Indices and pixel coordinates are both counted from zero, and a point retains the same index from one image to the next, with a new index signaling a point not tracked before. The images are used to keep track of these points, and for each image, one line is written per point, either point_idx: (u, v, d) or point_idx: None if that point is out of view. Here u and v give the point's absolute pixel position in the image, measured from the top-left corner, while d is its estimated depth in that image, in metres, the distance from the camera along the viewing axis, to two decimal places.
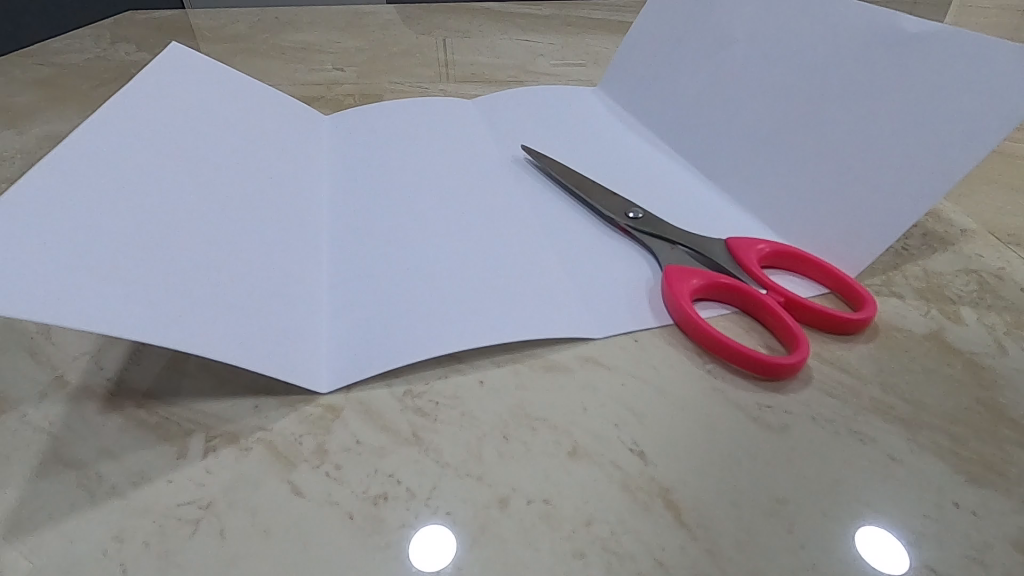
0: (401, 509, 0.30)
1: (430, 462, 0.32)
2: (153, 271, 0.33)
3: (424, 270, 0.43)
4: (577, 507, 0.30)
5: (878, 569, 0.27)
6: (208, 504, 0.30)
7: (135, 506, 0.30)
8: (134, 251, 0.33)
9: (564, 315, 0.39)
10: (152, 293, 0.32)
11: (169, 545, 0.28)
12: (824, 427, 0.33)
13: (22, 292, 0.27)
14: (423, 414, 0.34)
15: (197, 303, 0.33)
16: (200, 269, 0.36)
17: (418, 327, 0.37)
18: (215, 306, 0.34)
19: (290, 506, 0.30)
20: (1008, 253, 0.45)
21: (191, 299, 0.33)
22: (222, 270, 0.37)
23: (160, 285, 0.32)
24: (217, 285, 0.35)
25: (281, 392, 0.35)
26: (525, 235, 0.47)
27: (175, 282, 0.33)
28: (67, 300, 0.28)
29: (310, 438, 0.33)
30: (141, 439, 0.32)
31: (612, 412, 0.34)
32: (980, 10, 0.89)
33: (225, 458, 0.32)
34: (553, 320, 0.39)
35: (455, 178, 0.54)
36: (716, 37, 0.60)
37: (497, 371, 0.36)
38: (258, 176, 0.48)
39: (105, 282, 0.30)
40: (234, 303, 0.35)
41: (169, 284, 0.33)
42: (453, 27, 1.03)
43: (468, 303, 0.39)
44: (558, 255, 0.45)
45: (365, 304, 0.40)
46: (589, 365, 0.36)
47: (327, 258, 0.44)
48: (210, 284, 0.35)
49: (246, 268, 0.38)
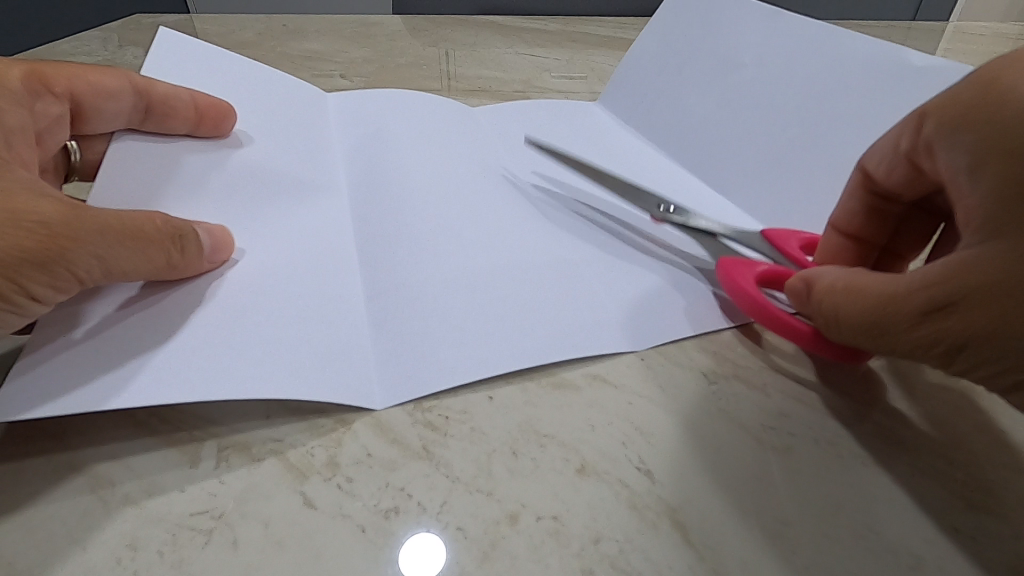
0: (412, 523, 0.30)
1: (440, 477, 0.32)
2: (195, 335, 0.35)
3: (441, 275, 0.42)
4: (585, 524, 0.30)
5: None
6: (222, 514, 0.30)
7: (149, 516, 0.30)
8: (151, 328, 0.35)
9: (597, 330, 0.39)
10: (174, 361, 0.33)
11: (183, 555, 0.29)
12: (827, 449, 0.33)
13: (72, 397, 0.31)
14: (433, 428, 0.34)
15: (240, 347, 0.35)
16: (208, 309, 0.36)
17: (449, 346, 0.37)
18: (259, 345, 0.35)
19: (302, 518, 0.30)
20: None
21: (205, 356, 0.34)
22: (229, 304, 0.37)
23: (175, 352, 0.34)
24: (254, 325, 0.36)
25: (292, 403, 0.35)
26: (552, 236, 0.46)
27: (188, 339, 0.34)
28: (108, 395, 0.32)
29: (322, 450, 0.33)
30: (153, 448, 0.33)
31: (620, 431, 0.34)
32: (973, 39, 0.91)
33: (237, 468, 0.32)
34: (587, 336, 0.39)
35: (465, 169, 0.52)
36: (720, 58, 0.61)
37: (506, 386, 0.36)
38: (262, 171, 0.46)
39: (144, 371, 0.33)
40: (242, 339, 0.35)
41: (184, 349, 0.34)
42: (459, 40, 1.05)
43: (500, 317, 0.39)
44: (586, 256, 0.44)
45: (399, 309, 0.39)
46: (597, 383, 0.37)
47: (339, 254, 0.42)
48: (250, 325, 0.36)
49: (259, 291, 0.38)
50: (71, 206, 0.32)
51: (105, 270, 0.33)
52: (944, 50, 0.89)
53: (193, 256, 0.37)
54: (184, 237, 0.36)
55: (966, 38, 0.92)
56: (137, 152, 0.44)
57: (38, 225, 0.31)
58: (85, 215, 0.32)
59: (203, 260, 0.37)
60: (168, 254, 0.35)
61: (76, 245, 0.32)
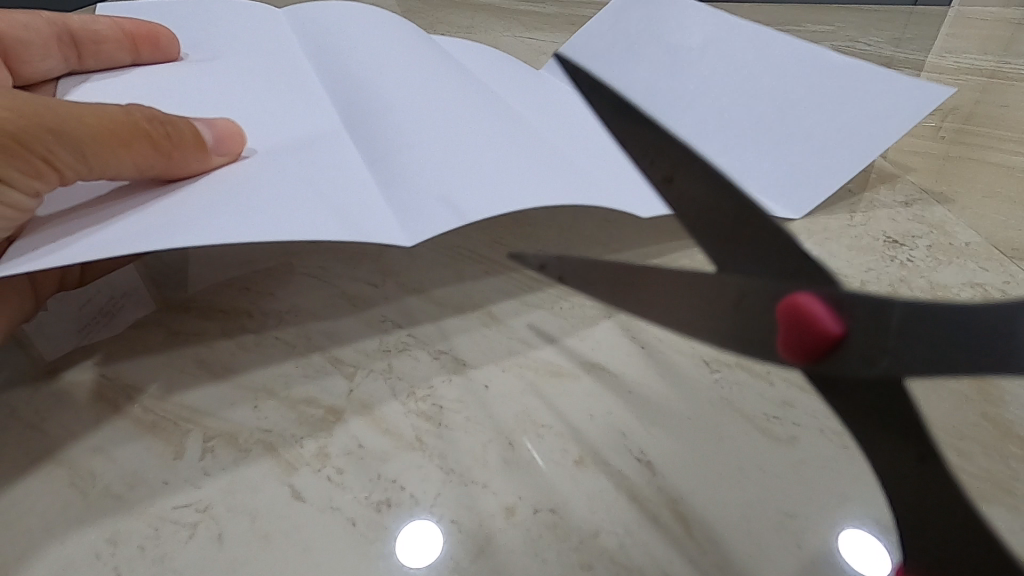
0: (404, 516, 0.29)
1: (433, 468, 0.31)
2: (238, 197, 0.34)
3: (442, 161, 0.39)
4: (583, 517, 0.29)
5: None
6: (206, 507, 0.29)
7: (131, 509, 0.29)
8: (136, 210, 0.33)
9: (625, 198, 0.40)
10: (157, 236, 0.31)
11: (165, 550, 0.28)
12: (833, 439, 0.32)
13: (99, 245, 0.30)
14: (426, 417, 0.33)
15: (272, 206, 0.33)
16: (196, 192, 0.35)
17: (478, 192, 0.37)
18: (285, 190, 0.35)
19: (291, 511, 0.29)
20: (1015, 266, 0.41)
21: (196, 220, 0.32)
22: (220, 187, 0.35)
23: (157, 220, 0.32)
24: (288, 187, 0.35)
25: (280, 392, 0.34)
26: (571, 145, 0.45)
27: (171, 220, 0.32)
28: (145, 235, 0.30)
29: (311, 441, 0.32)
30: (136, 439, 0.32)
31: (619, 420, 0.33)
32: (976, 23, 0.89)
33: (222, 459, 0.31)
34: (615, 198, 0.39)
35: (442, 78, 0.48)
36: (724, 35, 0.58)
37: (502, 374, 0.35)
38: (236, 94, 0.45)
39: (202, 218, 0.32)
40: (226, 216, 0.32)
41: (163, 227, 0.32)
42: (454, 22, 1.02)
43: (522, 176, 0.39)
44: (607, 163, 0.44)
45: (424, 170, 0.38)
46: (595, 370, 0.35)
47: (330, 153, 0.39)
48: (281, 189, 0.35)
49: (241, 182, 0.36)
50: (42, 103, 0.33)
51: (83, 159, 0.33)
52: (946, 34, 0.87)
53: (186, 145, 0.35)
54: (172, 129, 0.35)
55: (970, 22, 0.90)
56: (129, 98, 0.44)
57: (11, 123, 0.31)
58: (63, 111, 0.33)
59: (201, 153, 0.36)
60: (155, 143, 0.34)
61: (41, 134, 0.32)
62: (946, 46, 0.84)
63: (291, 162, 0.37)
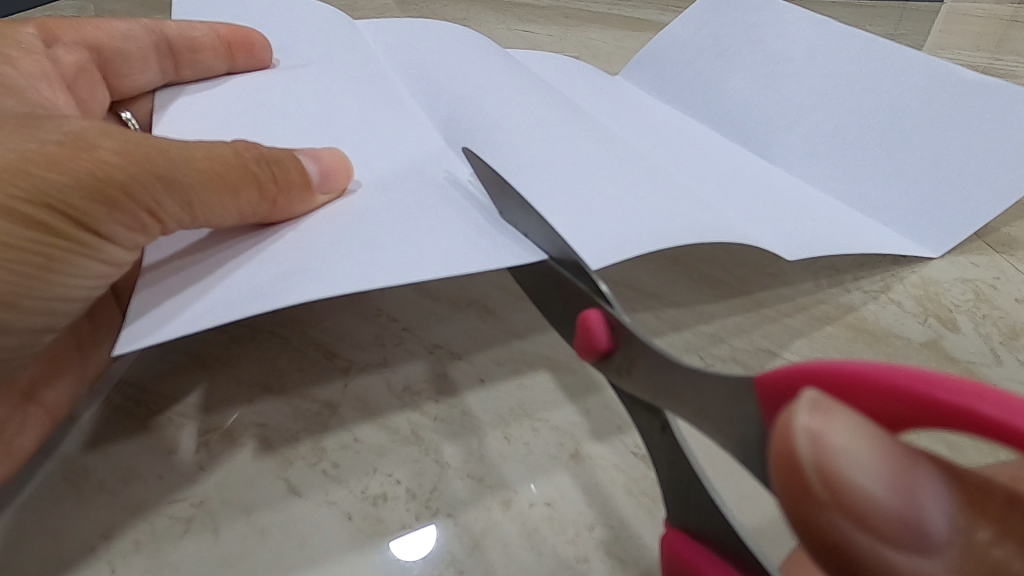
0: (401, 510, 0.29)
1: (429, 462, 0.31)
2: (323, 253, 0.29)
3: (667, 188, 0.36)
4: (580, 510, 0.29)
5: None
6: (201, 501, 0.29)
7: (124, 503, 0.29)
8: (358, 240, 0.29)
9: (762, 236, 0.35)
10: (252, 289, 0.27)
11: (160, 544, 0.28)
12: None
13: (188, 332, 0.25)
14: (422, 411, 0.33)
15: (376, 250, 0.29)
16: (317, 232, 0.30)
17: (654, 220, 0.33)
18: (388, 237, 0.29)
19: (287, 505, 0.29)
20: (1003, 261, 0.42)
21: (279, 269, 0.28)
22: (337, 228, 0.30)
23: (277, 267, 0.28)
24: (376, 229, 0.30)
25: (275, 386, 0.34)
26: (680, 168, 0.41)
27: (265, 266, 0.28)
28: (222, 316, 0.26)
29: (307, 435, 0.32)
30: (130, 433, 0.31)
31: (616, 414, 0.33)
32: (969, 19, 0.89)
33: (217, 453, 0.31)
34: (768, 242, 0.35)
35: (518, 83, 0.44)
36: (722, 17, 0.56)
37: (498, 369, 0.35)
38: (291, 96, 0.41)
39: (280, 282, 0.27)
40: (321, 261, 0.28)
41: (253, 278, 0.28)
42: (450, 15, 1.01)
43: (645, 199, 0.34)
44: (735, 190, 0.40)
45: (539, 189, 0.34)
46: (590, 364, 0.35)
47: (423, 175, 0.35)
48: (374, 232, 0.30)
49: (328, 212, 0.32)
50: (150, 141, 0.29)
51: (180, 205, 0.29)
52: (940, 31, 0.88)
53: (292, 188, 0.30)
54: (278, 168, 0.31)
55: (963, 18, 0.90)
56: (240, 95, 0.41)
57: (85, 169, 0.27)
58: (180, 152, 0.29)
59: (308, 194, 0.31)
60: (263, 186, 0.30)
61: (147, 183, 0.28)
62: (940, 43, 0.85)
63: (386, 201, 0.32)
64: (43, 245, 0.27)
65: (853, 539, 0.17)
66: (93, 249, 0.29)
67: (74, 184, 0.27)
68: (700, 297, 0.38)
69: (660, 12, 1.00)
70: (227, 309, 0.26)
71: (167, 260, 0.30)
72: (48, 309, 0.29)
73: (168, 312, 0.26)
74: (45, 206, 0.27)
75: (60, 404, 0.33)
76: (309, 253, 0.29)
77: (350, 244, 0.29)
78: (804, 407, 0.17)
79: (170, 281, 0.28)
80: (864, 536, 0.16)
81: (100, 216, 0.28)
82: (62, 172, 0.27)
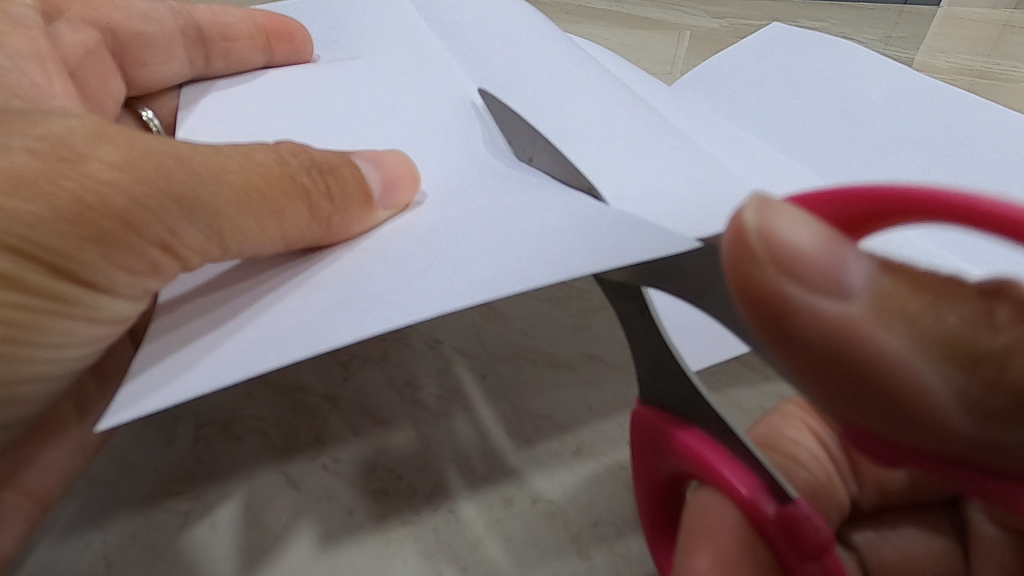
0: (403, 506, 0.29)
1: (431, 458, 0.31)
2: (376, 276, 0.24)
3: None
4: (582, 507, 0.29)
5: None
6: (200, 496, 0.29)
7: (122, 498, 0.29)
8: (427, 253, 0.25)
9: None
10: (291, 320, 0.22)
11: (158, 539, 0.27)
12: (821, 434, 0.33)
13: (224, 372, 0.20)
14: (424, 408, 0.33)
15: (441, 265, 0.23)
16: (375, 258, 0.26)
17: None
18: (458, 248, 0.24)
19: (286, 500, 0.29)
20: None
21: (334, 295, 0.23)
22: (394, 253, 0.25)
23: (326, 296, 0.23)
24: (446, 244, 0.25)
25: (276, 381, 0.33)
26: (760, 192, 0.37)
27: (317, 291, 0.24)
28: (258, 350, 0.21)
29: (307, 430, 0.32)
30: (127, 427, 0.31)
31: (618, 412, 0.33)
32: (964, 22, 0.90)
33: (217, 447, 0.31)
34: None
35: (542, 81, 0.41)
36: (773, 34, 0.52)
37: (499, 366, 0.35)
38: (301, 93, 0.39)
39: (334, 310, 0.22)
40: (372, 279, 0.24)
41: (294, 303, 0.23)
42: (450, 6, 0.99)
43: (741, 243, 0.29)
44: None
45: None
46: (592, 362, 0.35)
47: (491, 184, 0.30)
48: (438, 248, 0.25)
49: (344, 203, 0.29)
50: (165, 160, 0.26)
51: (204, 225, 0.26)
52: (935, 34, 0.88)
53: (349, 206, 0.27)
54: (334, 182, 0.28)
55: (961, 22, 0.90)
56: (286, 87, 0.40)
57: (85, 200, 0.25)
58: (202, 168, 0.26)
59: (368, 211, 0.28)
60: (313, 207, 0.27)
61: (159, 209, 0.25)
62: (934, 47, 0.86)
63: (458, 215, 0.28)
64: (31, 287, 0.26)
65: (788, 290, 0.16)
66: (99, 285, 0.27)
67: (54, 217, 0.25)
68: None
69: (661, 10, 1.00)
70: (259, 343, 0.21)
71: (197, 293, 0.26)
72: (23, 372, 0.28)
73: (192, 352, 0.22)
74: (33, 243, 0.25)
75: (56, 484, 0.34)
76: (366, 275, 0.24)
77: (413, 259, 0.24)
78: (749, 199, 0.17)
79: (203, 311, 0.25)
80: (819, 330, 0.17)
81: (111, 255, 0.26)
82: (40, 199, 0.24)
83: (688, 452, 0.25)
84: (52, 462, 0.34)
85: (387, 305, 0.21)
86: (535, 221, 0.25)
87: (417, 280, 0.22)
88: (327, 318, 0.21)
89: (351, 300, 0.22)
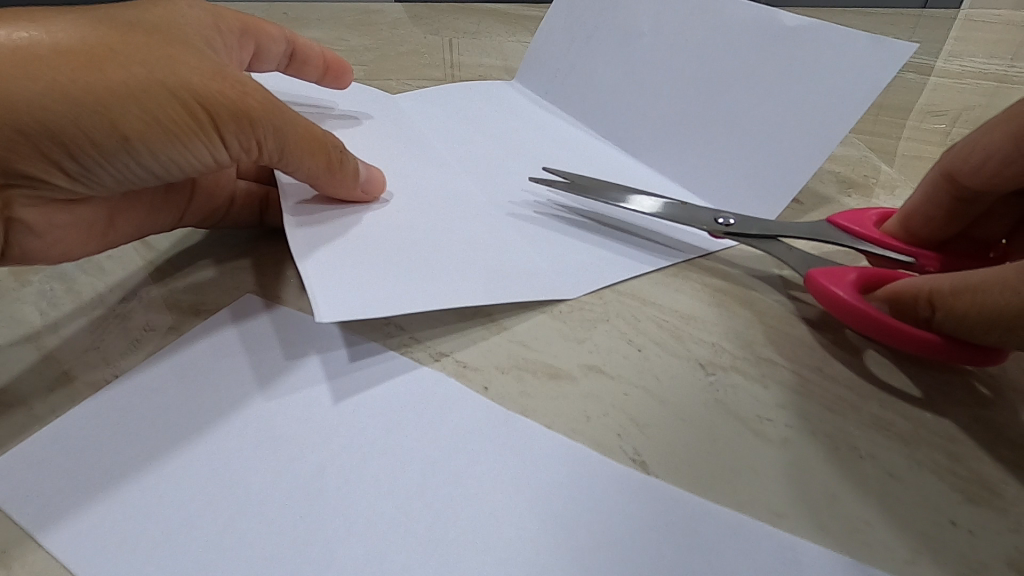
0: (404, 512, 0.30)
1: (434, 468, 0.32)
2: (587, 538, 0.29)
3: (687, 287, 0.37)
4: (575, 509, 0.30)
5: (850, 433, 0.33)
6: (213, 503, 0.30)
7: (140, 506, 0.30)
8: (600, 521, 0.30)
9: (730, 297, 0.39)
10: (354, 407, 0.35)
11: (175, 543, 0.29)
12: (824, 442, 0.33)
13: (500, 528, 0.30)
14: (428, 420, 0.34)
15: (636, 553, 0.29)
16: (546, 469, 0.32)
17: (774, 487, 0.31)
18: (636, 538, 0.29)
19: (293, 508, 0.30)
20: (872, 203, 0.53)
21: (561, 534, 0.29)
22: (560, 477, 0.31)
23: (554, 516, 0.30)
24: (626, 525, 0.30)
25: (287, 394, 0.35)
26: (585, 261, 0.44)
27: (434, 413, 0.34)
28: (544, 558, 0.29)
29: (316, 439, 0.33)
30: (148, 436, 0.33)
31: (614, 422, 0.34)
32: (986, 26, 0.90)
33: (231, 459, 0.32)
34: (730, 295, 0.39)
35: (477, 103, 0.64)
36: (709, 34, 0.54)
37: (501, 379, 0.36)
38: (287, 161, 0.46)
39: (548, 537, 0.29)
40: (518, 461, 0.32)
41: (434, 411, 0.34)
42: (463, 28, 1.01)
43: (721, 439, 0.33)
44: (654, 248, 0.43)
45: (682, 479, 0.31)
46: (591, 373, 0.37)
47: (565, 437, 0.33)
48: (620, 523, 0.30)
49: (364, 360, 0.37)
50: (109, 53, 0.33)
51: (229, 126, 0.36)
52: (955, 38, 0.89)
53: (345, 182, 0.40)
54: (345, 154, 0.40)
55: (981, 25, 0.91)
56: None
57: (215, 70, 0.35)
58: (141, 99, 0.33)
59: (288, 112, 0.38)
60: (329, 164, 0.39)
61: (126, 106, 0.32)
62: (954, 50, 0.86)
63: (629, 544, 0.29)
64: (217, 110, 0.35)
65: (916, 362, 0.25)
66: (211, 144, 0.36)
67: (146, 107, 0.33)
68: (703, 312, 0.40)
69: None
70: (468, 478, 0.31)
71: (205, 354, 0.37)
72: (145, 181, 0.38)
73: (271, 464, 0.32)
74: (262, 98, 0.37)
75: (55, 424, 0.34)
76: (470, 405, 0.35)
77: (503, 414, 0.34)
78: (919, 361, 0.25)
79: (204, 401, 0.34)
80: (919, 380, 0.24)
81: (292, 149, 0.38)
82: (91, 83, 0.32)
83: (701, 436, 0.33)
84: (58, 411, 0.35)
85: (556, 556, 0.29)
86: (668, 502, 0.30)
87: (590, 544, 0.29)
88: (471, 443, 0.33)
89: (519, 500, 0.31)
